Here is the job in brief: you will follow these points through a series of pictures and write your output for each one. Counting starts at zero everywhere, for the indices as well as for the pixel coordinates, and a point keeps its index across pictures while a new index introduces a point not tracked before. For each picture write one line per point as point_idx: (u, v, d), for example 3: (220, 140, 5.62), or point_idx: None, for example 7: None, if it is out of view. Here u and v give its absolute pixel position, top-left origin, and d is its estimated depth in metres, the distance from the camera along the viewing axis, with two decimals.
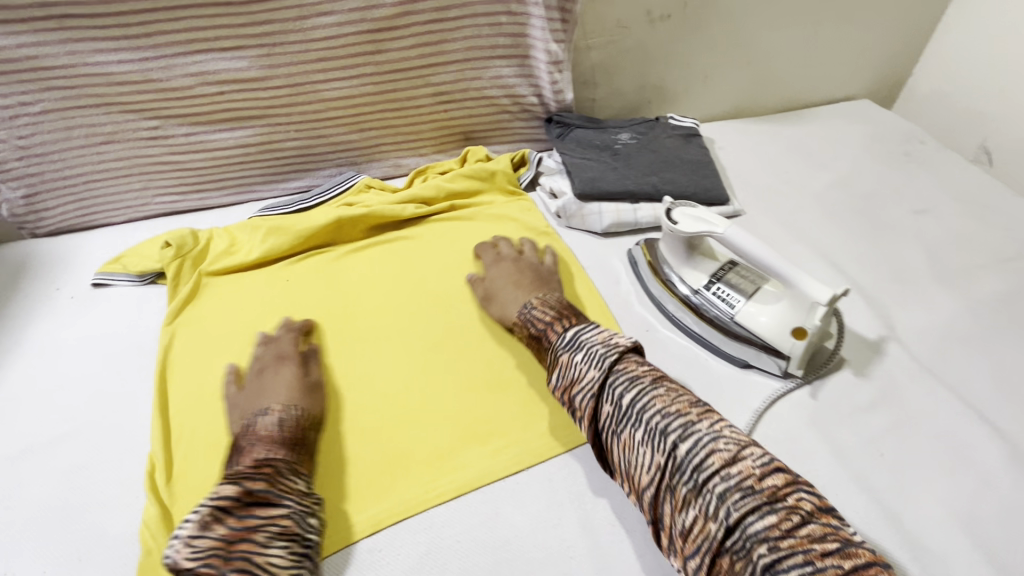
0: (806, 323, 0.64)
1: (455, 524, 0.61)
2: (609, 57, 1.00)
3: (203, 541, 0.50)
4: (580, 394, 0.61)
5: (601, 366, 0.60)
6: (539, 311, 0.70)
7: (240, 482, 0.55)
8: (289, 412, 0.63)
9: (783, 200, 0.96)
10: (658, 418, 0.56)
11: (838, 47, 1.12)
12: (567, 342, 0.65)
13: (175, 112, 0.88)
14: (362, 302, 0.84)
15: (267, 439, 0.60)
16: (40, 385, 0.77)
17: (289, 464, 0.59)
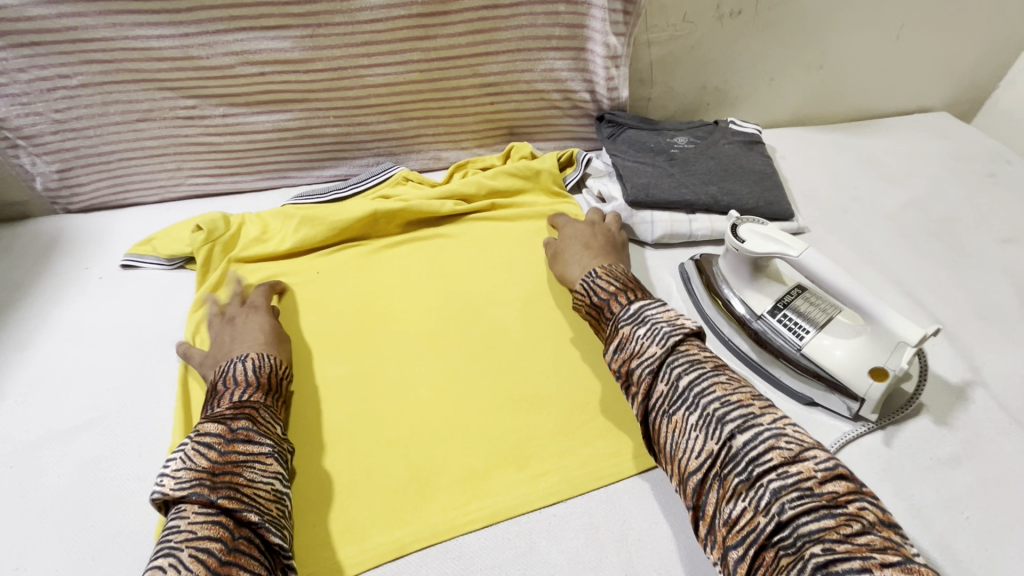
0: (888, 364, 0.58)
1: (485, 550, 0.56)
2: (671, 55, 0.93)
3: (187, 469, 0.49)
4: (638, 370, 0.56)
5: (664, 344, 0.56)
6: (602, 280, 0.66)
7: (223, 421, 0.54)
8: (265, 359, 0.64)
9: (853, 218, 0.88)
10: (717, 405, 0.51)
11: (920, 54, 1.03)
12: (629, 316, 0.60)
13: (213, 92, 0.85)
14: (396, 301, 0.79)
15: (247, 384, 0.60)
16: (65, 368, 0.74)
17: (267, 408, 0.59)
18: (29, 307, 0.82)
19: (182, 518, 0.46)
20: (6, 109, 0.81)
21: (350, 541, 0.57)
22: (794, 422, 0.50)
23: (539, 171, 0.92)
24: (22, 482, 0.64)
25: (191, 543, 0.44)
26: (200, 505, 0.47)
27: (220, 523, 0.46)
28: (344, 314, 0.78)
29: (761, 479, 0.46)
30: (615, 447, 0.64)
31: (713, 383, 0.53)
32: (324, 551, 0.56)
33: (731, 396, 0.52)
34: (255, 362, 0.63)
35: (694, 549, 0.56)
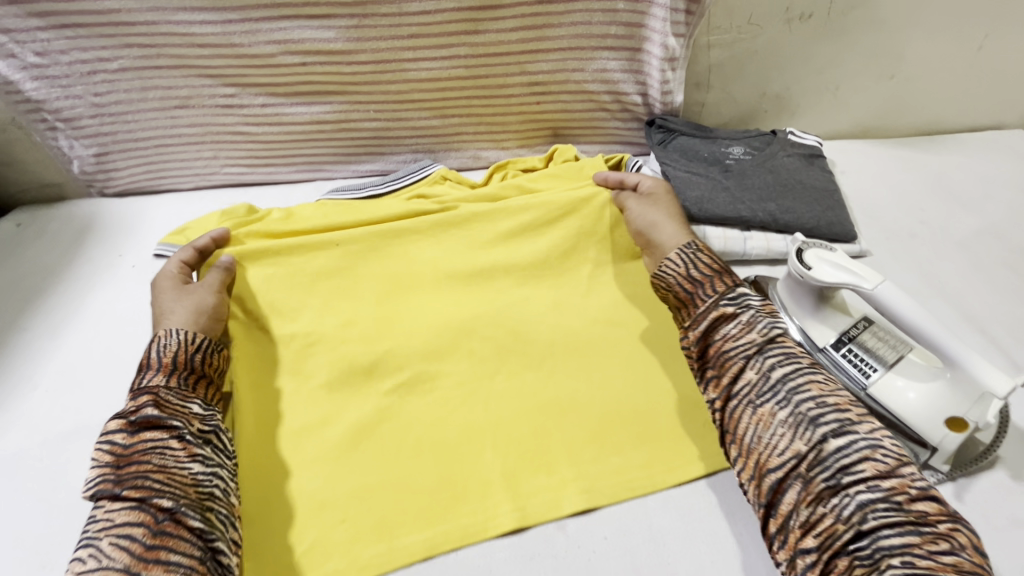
0: (967, 414, 0.53)
1: (512, 570, 0.54)
2: (733, 58, 0.88)
3: (95, 468, 0.52)
4: (730, 351, 0.57)
5: (766, 333, 0.57)
6: (707, 256, 0.65)
7: (124, 416, 0.55)
8: (173, 336, 0.62)
9: (919, 244, 0.82)
10: (811, 405, 0.52)
11: (1002, 66, 0.95)
12: (733, 298, 0.61)
13: (253, 81, 0.82)
14: (417, 291, 0.76)
15: (149, 370, 0.60)
16: (97, 359, 0.73)
17: (176, 388, 0.58)
18: (62, 291, 0.81)
19: (100, 508, 0.50)
20: (46, 91, 0.80)
21: (377, 540, 0.55)
22: (891, 435, 0.50)
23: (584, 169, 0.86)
24: (52, 475, 0.62)
25: (109, 532, 0.47)
26: (109, 498, 0.50)
27: (140, 509, 0.49)
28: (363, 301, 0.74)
29: (849, 487, 0.47)
30: (650, 458, 0.60)
31: (808, 382, 0.54)
32: (351, 550, 0.55)
33: (827, 399, 0.52)
34: (157, 342, 0.62)
35: None
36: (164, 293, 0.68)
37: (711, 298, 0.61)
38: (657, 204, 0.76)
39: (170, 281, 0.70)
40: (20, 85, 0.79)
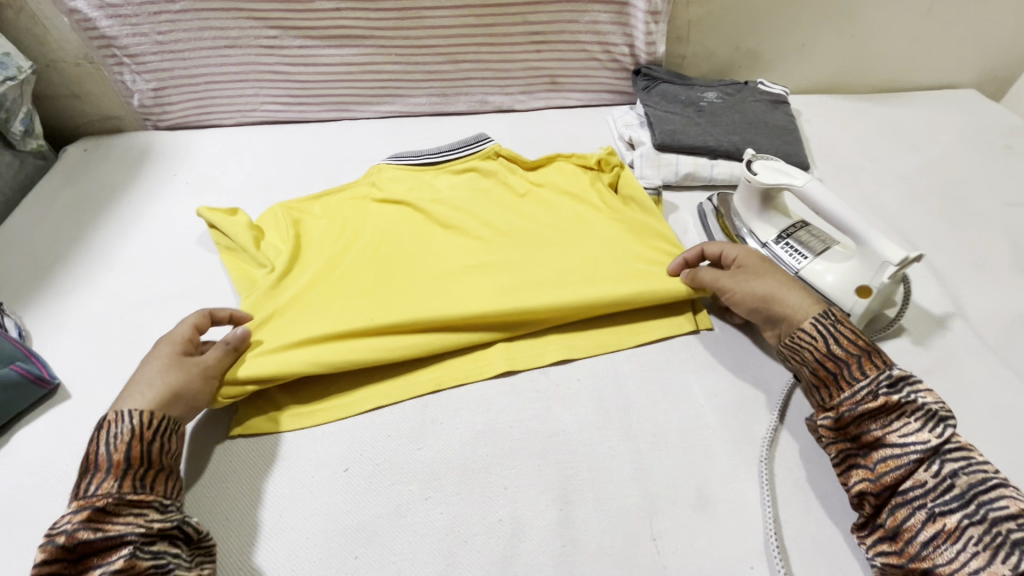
0: (872, 282, 0.65)
1: (504, 400, 0.67)
2: (709, 15, 1.00)
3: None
4: (899, 448, 0.52)
5: (941, 434, 0.51)
6: (848, 329, 0.59)
7: (50, 539, 0.47)
8: (127, 419, 0.54)
9: (866, 176, 0.95)
10: (1010, 527, 0.46)
11: (948, 28, 1.08)
12: (890, 383, 0.55)
13: (293, 24, 0.96)
14: (435, 240, 0.80)
15: (87, 475, 0.51)
16: (160, 251, 0.87)
17: (119, 493, 0.50)
18: (128, 201, 0.95)
19: None
20: (118, 28, 0.94)
21: (394, 379, 0.68)
22: None
23: (635, 199, 0.85)
24: (129, 330, 0.76)
25: None
26: None
27: None
28: (385, 248, 0.78)
29: None
30: (617, 329, 0.73)
31: (1003, 497, 0.48)
32: (373, 386, 0.67)
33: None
34: (106, 431, 0.53)
35: (685, 420, 0.64)
36: (149, 363, 0.60)
37: (857, 383, 0.56)
38: (755, 276, 0.67)
39: (166, 347, 0.62)
40: (97, 23, 0.93)
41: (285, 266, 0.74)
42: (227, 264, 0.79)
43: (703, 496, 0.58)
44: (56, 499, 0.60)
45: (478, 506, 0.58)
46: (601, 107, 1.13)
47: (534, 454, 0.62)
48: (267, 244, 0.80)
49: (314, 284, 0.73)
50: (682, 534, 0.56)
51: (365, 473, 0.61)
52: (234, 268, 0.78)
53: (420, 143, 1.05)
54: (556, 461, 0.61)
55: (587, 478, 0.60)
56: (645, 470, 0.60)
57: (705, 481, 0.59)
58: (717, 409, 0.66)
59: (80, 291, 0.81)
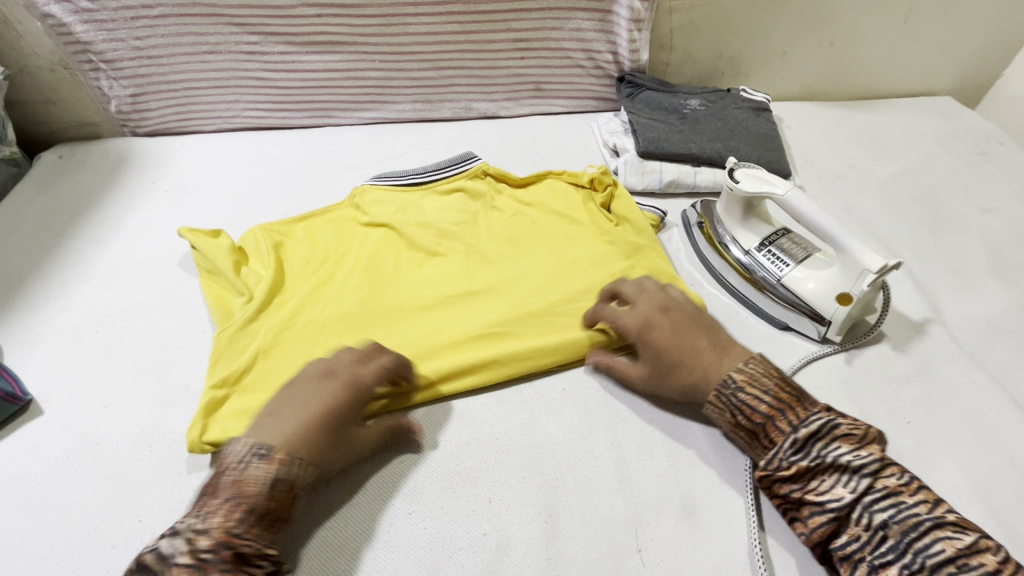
0: (852, 289, 0.66)
1: (488, 411, 0.66)
2: (691, 23, 1.01)
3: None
4: (822, 507, 0.50)
5: (856, 488, 0.49)
6: (750, 397, 0.56)
7: (198, 563, 0.46)
8: (288, 471, 0.52)
9: (846, 183, 0.96)
10: (951, 571, 0.44)
11: (925, 37, 1.10)
12: (797, 447, 0.53)
13: (275, 29, 0.95)
14: (419, 265, 0.80)
15: (239, 506, 0.49)
16: (139, 261, 0.85)
17: (258, 545, 0.48)
18: (104, 210, 0.93)
19: None
20: (94, 33, 0.92)
21: None
22: None
23: (628, 220, 0.85)
24: (106, 343, 0.74)
25: None
26: None
27: None
28: (369, 274, 0.78)
29: None
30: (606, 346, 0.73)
31: (937, 538, 0.46)
32: None
33: (967, 559, 0.44)
34: (269, 471, 0.51)
35: (670, 429, 0.65)
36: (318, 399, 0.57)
37: (769, 449, 0.54)
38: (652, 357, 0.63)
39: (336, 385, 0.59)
40: (72, 28, 0.91)
41: (263, 297, 0.73)
42: (205, 290, 0.77)
43: (688, 506, 0.58)
44: (27, 520, 0.58)
45: (460, 520, 0.57)
46: (586, 114, 1.13)
47: (518, 464, 0.62)
48: (248, 269, 0.78)
49: (297, 319, 0.72)
50: (666, 545, 0.56)
51: (344, 485, 0.59)
52: (214, 295, 0.76)
53: (405, 150, 1.04)
54: (540, 473, 0.61)
55: (573, 489, 0.59)
56: (629, 479, 0.60)
57: (689, 492, 0.59)
58: (700, 417, 0.66)
59: (55, 303, 0.79)
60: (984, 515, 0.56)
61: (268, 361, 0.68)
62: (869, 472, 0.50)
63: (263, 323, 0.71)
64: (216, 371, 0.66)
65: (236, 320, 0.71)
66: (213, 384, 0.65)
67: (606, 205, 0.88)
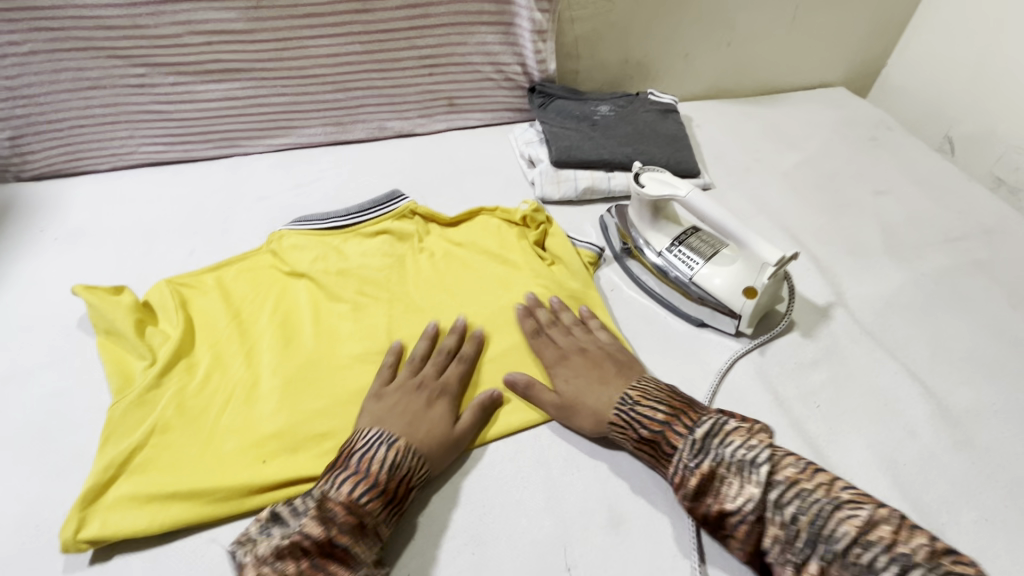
0: (756, 282, 0.69)
1: None
2: (594, 32, 1.03)
3: (272, 570, 0.48)
4: (737, 516, 0.51)
5: (757, 480, 0.51)
6: (647, 408, 0.59)
7: (324, 520, 0.51)
8: (404, 456, 0.57)
9: (753, 176, 0.99)
10: (860, 550, 0.45)
11: (813, 33, 1.17)
12: (695, 450, 0.54)
13: (162, 60, 0.90)
14: (339, 320, 0.76)
15: (366, 480, 0.54)
16: (25, 320, 0.78)
17: (377, 521, 0.53)
18: None
19: None
20: None
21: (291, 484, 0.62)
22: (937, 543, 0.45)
23: (560, 259, 0.83)
24: None
25: None
26: None
27: None
28: (286, 335, 0.74)
29: None
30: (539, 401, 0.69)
31: (840, 520, 0.47)
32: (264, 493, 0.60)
33: (869, 533, 0.46)
34: (394, 456, 0.56)
35: (596, 440, 0.64)
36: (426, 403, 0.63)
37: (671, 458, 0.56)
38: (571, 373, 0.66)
39: (436, 387, 0.65)
40: None
41: (166, 362, 0.69)
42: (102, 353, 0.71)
43: (614, 516, 0.58)
44: None
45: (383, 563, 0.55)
46: (503, 126, 1.13)
47: (442, 495, 0.60)
48: (152, 329, 0.73)
49: (203, 392, 0.68)
50: (595, 559, 0.55)
51: None
52: (112, 360, 0.70)
53: (319, 175, 1.01)
54: (466, 502, 0.59)
55: (500, 514, 0.58)
56: (556, 496, 0.60)
57: (617, 501, 0.60)
58: None
59: None
60: (890, 488, 0.59)
61: (164, 438, 0.63)
62: (767, 464, 0.51)
63: (166, 397, 0.66)
64: (106, 452, 0.61)
65: (135, 390, 0.66)
66: (99, 467, 0.60)
67: (539, 241, 0.86)
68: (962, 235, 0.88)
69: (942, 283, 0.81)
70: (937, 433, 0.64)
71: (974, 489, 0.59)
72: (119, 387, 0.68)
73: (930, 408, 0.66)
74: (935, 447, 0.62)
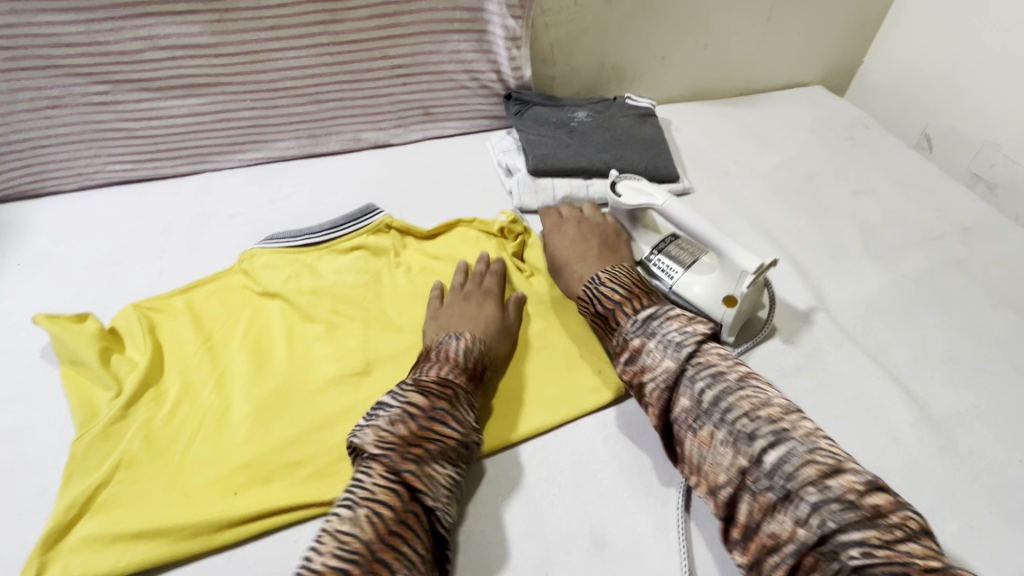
0: (737, 291, 0.68)
1: None
2: (569, 37, 1.02)
3: (390, 432, 0.54)
4: (652, 385, 0.58)
5: (679, 356, 0.58)
6: (607, 288, 0.67)
7: (424, 392, 0.58)
8: (471, 341, 0.65)
9: (732, 179, 0.99)
10: (745, 422, 0.52)
11: (788, 33, 1.17)
12: (637, 327, 0.62)
13: (125, 77, 0.87)
14: (313, 340, 0.74)
15: (449, 363, 0.62)
16: None
17: (467, 392, 0.60)
18: None
19: (369, 476, 0.51)
20: None
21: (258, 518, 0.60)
22: (825, 436, 0.51)
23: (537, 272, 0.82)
24: None
25: (371, 505, 0.49)
26: (390, 472, 0.51)
27: (394, 494, 0.50)
28: (259, 357, 0.72)
29: (796, 493, 0.48)
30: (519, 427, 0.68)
31: (739, 400, 0.54)
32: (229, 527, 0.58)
33: (759, 413, 0.53)
34: (465, 343, 0.64)
35: (577, 458, 0.63)
36: (483, 306, 0.71)
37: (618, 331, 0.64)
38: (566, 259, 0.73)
39: (485, 293, 0.73)
40: None
41: (132, 391, 0.67)
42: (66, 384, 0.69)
43: (597, 538, 0.57)
44: None
45: None
46: (480, 133, 1.11)
47: None
48: (118, 357, 0.71)
49: (170, 422, 0.65)
50: None
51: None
52: (75, 392, 0.67)
53: (292, 189, 0.98)
54: None
55: (479, 541, 0.57)
56: (537, 519, 0.58)
57: (599, 521, 0.58)
58: (607, 440, 0.65)
59: None
60: None
61: (129, 473, 0.61)
62: (692, 347, 0.58)
63: (131, 429, 0.64)
64: (67, 491, 0.59)
65: (100, 421, 0.64)
66: (61, 508, 0.57)
67: (518, 253, 0.84)
68: (941, 234, 0.88)
69: (922, 284, 0.80)
70: (920, 440, 0.63)
71: (959, 496, 0.59)
72: (82, 420, 0.65)
73: (913, 414, 0.65)
74: (919, 455, 0.62)
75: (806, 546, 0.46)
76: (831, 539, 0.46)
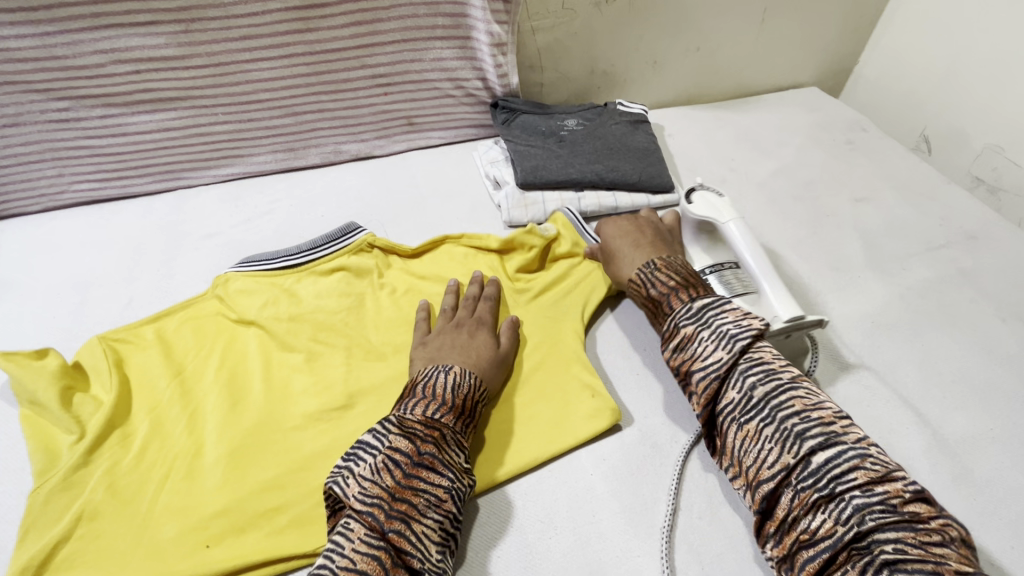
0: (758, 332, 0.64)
1: None
2: (557, 42, 0.98)
3: (373, 484, 0.51)
4: (702, 373, 0.58)
5: (733, 349, 0.57)
6: (662, 275, 0.66)
7: (407, 436, 0.54)
8: (464, 375, 0.61)
9: (729, 187, 0.95)
10: (797, 421, 0.51)
11: (782, 34, 1.13)
12: (690, 314, 0.61)
13: (87, 92, 0.82)
14: (292, 371, 0.70)
15: (435, 401, 0.58)
16: None
17: (456, 432, 0.57)
18: None
19: (349, 538, 0.48)
20: None
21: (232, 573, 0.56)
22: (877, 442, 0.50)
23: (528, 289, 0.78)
24: None
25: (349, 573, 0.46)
26: (371, 531, 0.49)
27: (377, 556, 0.47)
28: (233, 392, 0.68)
29: (840, 493, 0.47)
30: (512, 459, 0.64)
31: (791, 397, 0.53)
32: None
33: (810, 412, 0.52)
34: (453, 377, 0.60)
35: (574, 495, 0.60)
36: (474, 337, 0.67)
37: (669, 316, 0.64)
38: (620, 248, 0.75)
39: (476, 322, 0.69)
40: None
41: (97, 434, 0.62)
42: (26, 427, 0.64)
43: None
44: None
45: None
46: (467, 143, 1.07)
47: None
48: (83, 395, 0.66)
49: (138, 467, 0.61)
50: None
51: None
52: (35, 437, 0.63)
53: (270, 207, 0.94)
54: None
55: None
56: (532, 565, 0.55)
57: (599, 565, 0.55)
58: (606, 475, 0.61)
59: None
60: None
61: (92, 527, 0.56)
62: (747, 339, 0.57)
63: (95, 476, 0.60)
64: (23, 550, 0.55)
65: (61, 469, 0.59)
66: (16, 569, 0.53)
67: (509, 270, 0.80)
68: (945, 243, 0.85)
69: (929, 297, 0.77)
70: (934, 468, 0.60)
71: (978, 529, 0.56)
72: (42, 466, 0.61)
73: (925, 440, 0.62)
74: (933, 485, 0.59)
75: (844, 543, 0.45)
76: (870, 537, 0.45)
